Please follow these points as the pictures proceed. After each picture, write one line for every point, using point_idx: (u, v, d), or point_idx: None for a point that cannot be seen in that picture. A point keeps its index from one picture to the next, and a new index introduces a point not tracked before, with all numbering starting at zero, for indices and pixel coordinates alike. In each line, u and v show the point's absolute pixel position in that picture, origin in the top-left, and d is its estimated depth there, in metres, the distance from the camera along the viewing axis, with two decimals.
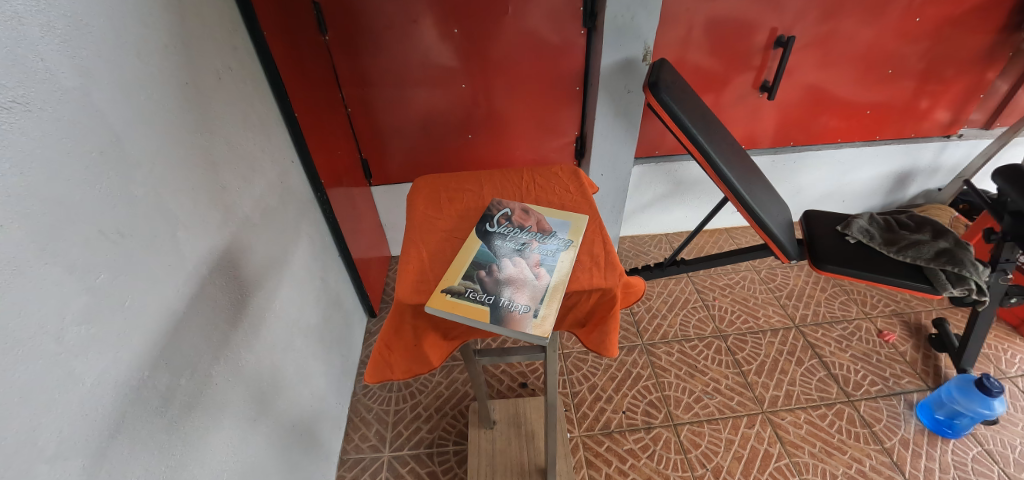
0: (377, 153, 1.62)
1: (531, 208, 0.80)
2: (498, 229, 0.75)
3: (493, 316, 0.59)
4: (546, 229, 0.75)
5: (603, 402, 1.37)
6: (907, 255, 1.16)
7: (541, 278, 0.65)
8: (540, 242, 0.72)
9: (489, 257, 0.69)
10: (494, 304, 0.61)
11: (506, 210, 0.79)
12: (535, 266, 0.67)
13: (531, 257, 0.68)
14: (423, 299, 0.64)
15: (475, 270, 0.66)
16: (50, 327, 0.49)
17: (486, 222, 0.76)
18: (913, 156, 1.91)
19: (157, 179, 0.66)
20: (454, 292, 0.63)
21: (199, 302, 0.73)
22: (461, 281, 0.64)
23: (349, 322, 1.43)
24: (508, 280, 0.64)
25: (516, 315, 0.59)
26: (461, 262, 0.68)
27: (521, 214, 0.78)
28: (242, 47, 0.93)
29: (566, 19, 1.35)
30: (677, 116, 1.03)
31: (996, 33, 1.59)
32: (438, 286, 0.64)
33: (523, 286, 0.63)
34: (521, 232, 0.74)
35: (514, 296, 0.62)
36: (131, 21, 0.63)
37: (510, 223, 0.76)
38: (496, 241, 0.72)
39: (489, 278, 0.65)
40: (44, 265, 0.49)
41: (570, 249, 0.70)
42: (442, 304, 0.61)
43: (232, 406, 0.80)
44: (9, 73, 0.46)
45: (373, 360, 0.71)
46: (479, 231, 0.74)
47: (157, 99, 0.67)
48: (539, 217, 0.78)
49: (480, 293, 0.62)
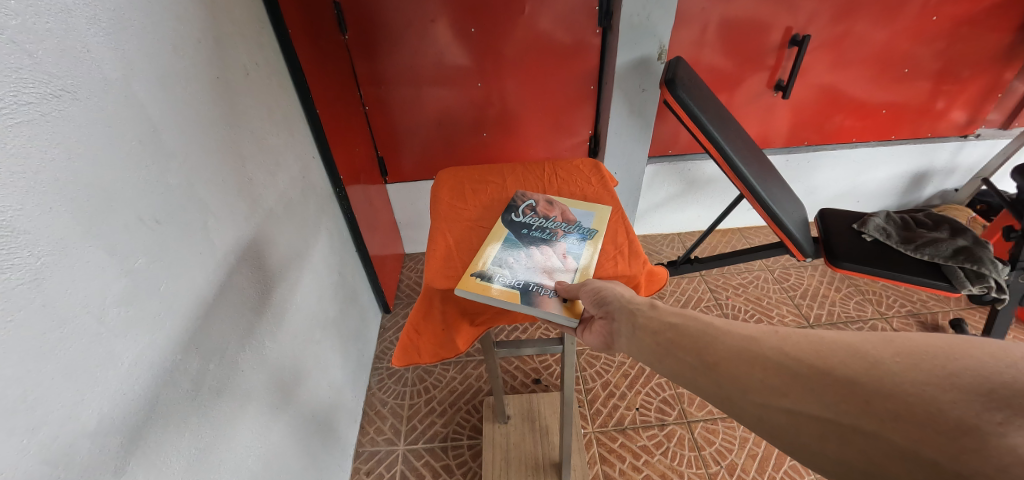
0: (393, 150, 1.65)
1: (555, 198, 0.81)
2: (524, 219, 0.76)
3: (525, 297, 0.62)
4: (571, 219, 0.77)
5: (616, 399, 1.37)
6: (925, 253, 1.15)
7: (569, 266, 0.67)
8: (565, 232, 0.74)
9: (516, 245, 0.71)
10: (524, 288, 0.63)
11: (530, 201, 0.81)
12: (562, 254, 0.69)
13: (558, 246, 0.71)
14: (453, 284, 0.66)
15: (503, 257, 0.68)
16: (93, 306, 0.51)
17: (512, 212, 0.78)
18: (929, 156, 1.89)
19: (190, 169, 0.68)
20: (482, 275, 0.65)
21: (228, 290, 0.75)
22: (488, 265, 0.67)
23: (365, 317, 1.45)
24: (536, 268, 0.67)
25: (546, 299, 0.62)
26: (487, 247, 0.70)
27: (546, 205, 0.80)
28: (268, 45, 0.95)
29: (581, 18, 1.36)
30: (693, 112, 1.04)
31: (1014, 32, 1.57)
32: (467, 270, 0.66)
33: (552, 272, 0.66)
34: (546, 222, 0.76)
35: (544, 282, 0.65)
36: (169, 18, 0.66)
37: (535, 214, 0.78)
38: (522, 231, 0.74)
39: (517, 264, 0.67)
40: (89, 247, 0.51)
41: (595, 238, 0.72)
42: (471, 285, 0.63)
43: (256, 393, 0.82)
44: (58, 63, 0.48)
45: (401, 345, 0.72)
46: (505, 221, 0.76)
47: (191, 92, 0.69)
48: (564, 207, 0.79)
49: (509, 278, 0.65)
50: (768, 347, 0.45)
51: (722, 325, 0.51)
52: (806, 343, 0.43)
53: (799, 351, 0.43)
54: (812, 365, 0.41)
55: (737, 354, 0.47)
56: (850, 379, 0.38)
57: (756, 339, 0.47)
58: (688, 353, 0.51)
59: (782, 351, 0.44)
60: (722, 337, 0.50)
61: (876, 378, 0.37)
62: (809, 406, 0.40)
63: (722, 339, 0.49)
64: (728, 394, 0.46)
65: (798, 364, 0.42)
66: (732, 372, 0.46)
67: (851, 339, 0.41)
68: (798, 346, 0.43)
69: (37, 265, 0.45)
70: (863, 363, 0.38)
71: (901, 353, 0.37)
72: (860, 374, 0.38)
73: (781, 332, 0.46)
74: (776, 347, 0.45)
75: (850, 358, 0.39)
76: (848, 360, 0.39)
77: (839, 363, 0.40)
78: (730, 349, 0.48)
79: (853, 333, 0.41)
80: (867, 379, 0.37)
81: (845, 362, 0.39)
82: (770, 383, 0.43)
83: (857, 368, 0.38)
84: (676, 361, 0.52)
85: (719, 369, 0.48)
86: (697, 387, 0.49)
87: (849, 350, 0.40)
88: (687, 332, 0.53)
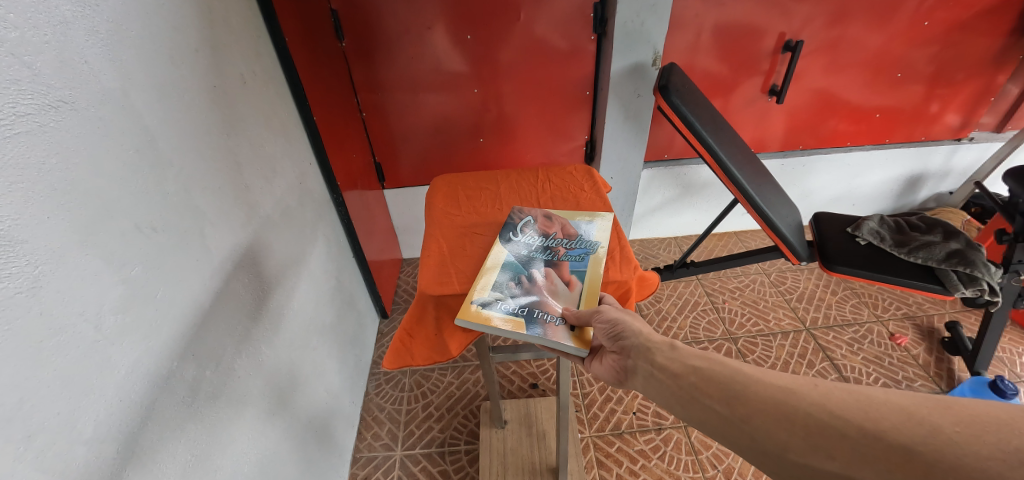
0: (390, 156, 1.66)
1: (552, 212, 0.81)
2: (523, 238, 0.76)
3: (530, 327, 0.62)
4: (571, 234, 0.77)
5: (613, 403, 1.37)
6: (918, 256, 1.16)
7: (573, 288, 0.67)
8: (567, 248, 0.74)
9: (515, 267, 0.71)
10: (528, 316, 0.63)
11: (528, 217, 0.81)
12: (566, 275, 0.69)
13: (561, 265, 0.71)
14: (443, 290, 0.69)
15: (504, 281, 0.68)
16: (90, 314, 0.52)
17: (510, 231, 0.78)
18: (923, 160, 1.91)
19: (187, 177, 0.69)
20: (484, 303, 0.65)
21: (224, 297, 0.76)
22: (489, 293, 0.67)
23: (362, 323, 1.46)
24: (539, 293, 0.67)
25: (552, 327, 0.62)
26: (487, 272, 0.70)
27: (544, 220, 0.80)
28: (266, 54, 0.96)
29: (576, 25, 1.38)
30: (687, 118, 1.05)
31: (1006, 37, 1.59)
32: (466, 297, 0.67)
33: (555, 297, 0.66)
34: (547, 239, 0.76)
35: (549, 308, 0.65)
36: (166, 28, 0.67)
37: (533, 232, 0.78)
38: (521, 251, 0.73)
39: (518, 291, 0.67)
40: (86, 255, 0.52)
41: (598, 251, 0.73)
42: (473, 315, 0.64)
43: (253, 399, 0.82)
44: (56, 74, 0.49)
45: (394, 346, 0.73)
46: (502, 242, 0.76)
47: (189, 101, 0.70)
48: (563, 222, 0.79)
49: (512, 305, 0.65)
50: (808, 402, 0.46)
51: (751, 372, 0.51)
52: (852, 401, 0.44)
53: (846, 410, 0.43)
54: (861, 426, 0.42)
55: (776, 407, 0.47)
56: (904, 445, 0.39)
57: (795, 393, 0.47)
58: (718, 402, 0.50)
59: (826, 408, 0.44)
60: (755, 387, 0.49)
61: (936, 449, 0.38)
62: (860, 470, 0.40)
63: (756, 389, 0.49)
64: (766, 449, 0.45)
65: (846, 423, 0.42)
66: (772, 427, 0.46)
67: (902, 402, 0.42)
68: (843, 404, 0.44)
69: (35, 274, 0.46)
70: (918, 430, 0.40)
71: (958, 422, 0.39)
72: (918, 442, 0.39)
73: (820, 386, 0.47)
74: (818, 404, 0.45)
75: (902, 422, 0.40)
76: (901, 426, 0.40)
77: (891, 428, 0.41)
78: (768, 401, 0.47)
79: (899, 396, 0.43)
80: (925, 448, 0.38)
81: (898, 427, 0.40)
82: (815, 442, 0.43)
83: (914, 435, 0.39)
84: (702, 408, 0.51)
85: (756, 423, 0.47)
86: (729, 439, 0.48)
87: (902, 415, 0.41)
88: (715, 377, 0.52)
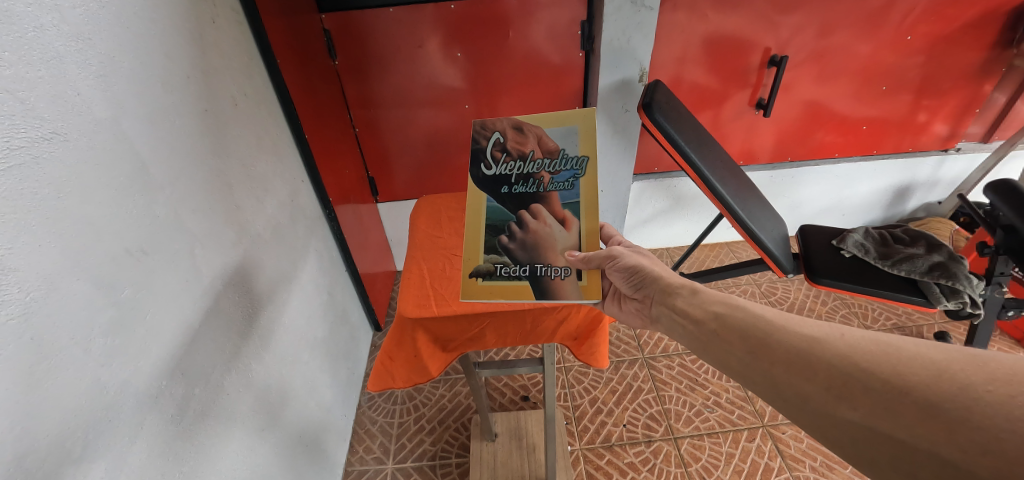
0: (383, 170, 1.68)
1: (523, 122, 0.77)
2: (501, 170, 0.76)
3: (537, 291, 0.72)
4: (551, 149, 0.75)
5: (603, 415, 1.38)
6: (902, 269, 1.18)
7: (569, 228, 0.73)
8: (551, 173, 0.75)
9: (503, 214, 0.74)
10: (532, 277, 0.72)
11: (498, 135, 0.77)
12: (557, 211, 0.74)
13: (550, 197, 0.74)
14: (420, 314, 0.76)
15: (497, 238, 0.74)
16: (80, 338, 0.54)
17: (484, 164, 0.76)
18: (911, 171, 1.93)
19: (178, 200, 0.70)
20: (483, 275, 0.73)
21: (214, 316, 0.77)
22: (485, 260, 0.73)
23: (355, 336, 1.47)
24: (535, 239, 0.73)
25: (559, 282, 0.72)
26: (477, 236, 0.74)
27: (516, 136, 0.77)
28: (257, 74, 0.99)
29: (566, 41, 1.41)
30: (670, 135, 1.07)
31: (991, 49, 1.61)
32: (463, 274, 0.73)
33: (553, 244, 0.73)
34: (526, 165, 0.76)
35: (551, 261, 0.73)
36: (160, 56, 0.69)
37: (509, 156, 0.76)
38: (504, 188, 0.75)
39: (514, 246, 0.73)
40: (75, 281, 0.53)
41: (585, 170, 0.74)
42: (477, 291, 0.72)
43: (242, 416, 0.83)
44: (50, 107, 0.51)
45: (379, 366, 0.84)
46: (480, 180, 0.76)
47: (181, 125, 0.72)
48: (538, 133, 0.76)
49: (512, 268, 0.73)
50: (832, 354, 0.48)
51: (776, 321, 0.55)
52: (879, 354, 0.45)
53: (871, 362, 0.45)
54: (886, 381, 0.43)
55: (799, 358, 0.50)
56: (928, 400, 0.40)
57: (821, 343, 0.49)
58: (741, 349, 0.56)
59: (851, 360, 0.46)
60: (779, 335, 0.53)
61: (963, 406, 0.38)
62: (881, 422, 0.42)
63: (780, 338, 0.53)
64: (790, 398, 0.49)
65: (869, 377, 0.44)
66: (792, 374, 0.49)
67: (933, 357, 0.42)
68: (869, 356, 0.45)
69: (26, 301, 0.48)
70: (946, 387, 0.40)
71: (992, 379, 0.38)
72: (944, 398, 0.39)
73: (848, 337, 0.48)
74: (843, 355, 0.47)
75: (931, 380, 0.41)
76: (929, 382, 0.41)
77: (918, 383, 0.41)
78: (790, 351, 0.51)
79: (933, 350, 0.43)
80: (951, 405, 0.39)
81: (924, 383, 0.41)
82: (837, 394, 0.45)
83: (941, 391, 0.40)
84: (724, 352, 0.58)
85: (777, 370, 0.51)
86: (751, 381, 0.54)
87: (931, 371, 0.41)
88: (736, 325, 0.58)
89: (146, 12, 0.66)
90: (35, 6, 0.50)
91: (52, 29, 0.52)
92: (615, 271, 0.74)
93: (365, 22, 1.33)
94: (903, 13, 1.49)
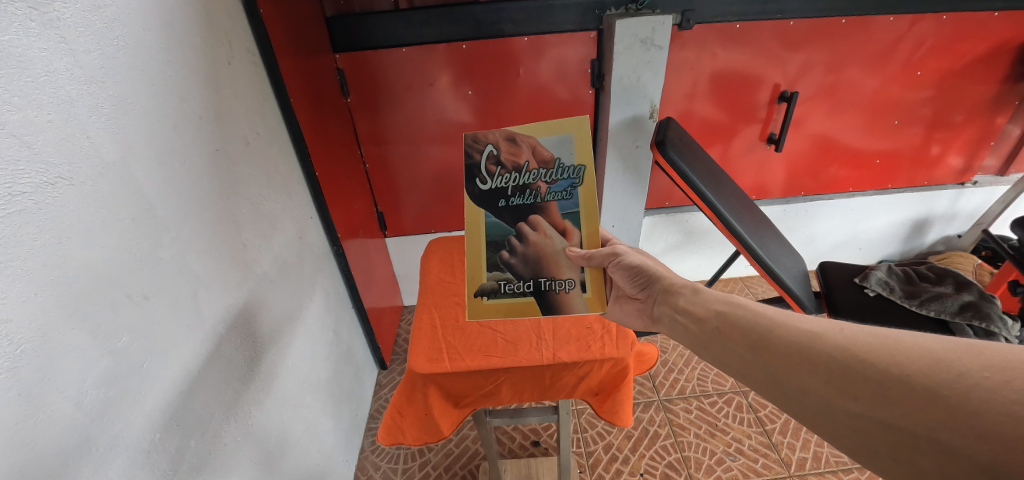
0: (393, 205, 1.68)
1: (515, 133, 0.69)
2: (496, 186, 0.70)
3: (542, 306, 0.71)
4: (547, 158, 0.70)
5: (619, 463, 1.31)
6: (931, 309, 1.16)
7: (571, 240, 0.71)
8: (548, 184, 0.70)
9: (503, 228, 0.71)
10: (536, 292, 0.71)
11: (490, 148, 0.70)
12: (557, 222, 0.71)
13: (551, 209, 0.71)
14: (429, 368, 0.75)
15: (497, 253, 0.71)
16: (71, 392, 0.50)
17: (477, 179, 0.70)
18: (928, 204, 1.90)
19: (183, 241, 0.68)
20: (488, 293, 0.71)
21: (215, 360, 0.74)
22: (489, 278, 0.71)
23: (360, 375, 1.43)
24: (536, 252, 0.71)
25: (564, 296, 0.71)
26: (478, 254, 0.71)
27: (510, 148, 0.70)
28: (270, 113, 0.99)
29: (575, 78, 1.42)
30: (684, 171, 1.06)
31: (1002, 83, 1.61)
32: (468, 294, 0.72)
33: (555, 257, 0.71)
34: (522, 178, 0.70)
35: (555, 274, 0.71)
36: (173, 97, 0.68)
37: (504, 169, 0.70)
38: (501, 203, 0.70)
39: (515, 261, 0.71)
40: (71, 330, 0.50)
41: (585, 179, 0.69)
42: (483, 310, 0.71)
43: (238, 468, 0.78)
44: (58, 151, 0.50)
45: (384, 426, 0.80)
46: (476, 196, 0.70)
47: (190, 166, 0.71)
48: (531, 143, 0.70)
49: (516, 284, 0.71)
50: (832, 346, 0.46)
51: (777, 318, 0.53)
52: (878, 346, 0.44)
53: (872, 353, 0.43)
54: (885, 371, 0.41)
55: (799, 352, 0.48)
56: (928, 388, 0.39)
57: (819, 337, 0.48)
58: (741, 346, 0.54)
59: (850, 351, 0.44)
60: (780, 331, 0.51)
61: (962, 393, 0.37)
62: (881, 411, 0.40)
63: (781, 334, 0.51)
64: (790, 393, 0.47)
65: (869, 368, 0.42)
66: (793, 369, 0.48)
67: (932, 347, 0.41)
68: (869, 348, 0.44)
69: (16, 354, 0.45)
70: (945, 375, 0.39)
71: (990, 366, 0.37)
72: (943, 386, 0.38)
73: (847, 331, 0.47)
74: (842, 347, 0.45)
75: (929, 368, 0.40)
76: (927, 371, 0.40)
77: (917, 372, 0.40)
78: (790, 346, 0.49)
79: (932, 341, 0.41)
80: (949, 392, 0.38)
81: (924, 372, 0.40)
82: (838, 385, 0.44)
83: (941, 379, 0.39)
84: (723, 350, 0.56)
85: (777, 366, 0.49)
86: (751, 378, 0.52)
87: (928, 360, 0.40)
88: (737, 322, 0.57)
89: (162, 54, 0.67)
90: (50, 50, 0.50)
91: (65, 73, 0.51)
92: (622, 265, 0.72)
93: (379, 61, 1.35)
94: (911, 48, 1.50)
